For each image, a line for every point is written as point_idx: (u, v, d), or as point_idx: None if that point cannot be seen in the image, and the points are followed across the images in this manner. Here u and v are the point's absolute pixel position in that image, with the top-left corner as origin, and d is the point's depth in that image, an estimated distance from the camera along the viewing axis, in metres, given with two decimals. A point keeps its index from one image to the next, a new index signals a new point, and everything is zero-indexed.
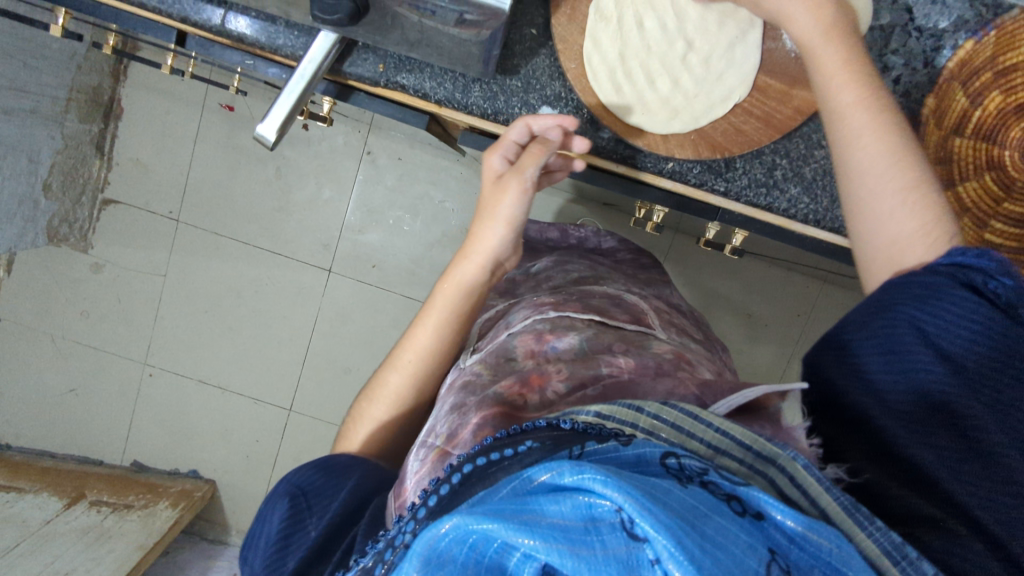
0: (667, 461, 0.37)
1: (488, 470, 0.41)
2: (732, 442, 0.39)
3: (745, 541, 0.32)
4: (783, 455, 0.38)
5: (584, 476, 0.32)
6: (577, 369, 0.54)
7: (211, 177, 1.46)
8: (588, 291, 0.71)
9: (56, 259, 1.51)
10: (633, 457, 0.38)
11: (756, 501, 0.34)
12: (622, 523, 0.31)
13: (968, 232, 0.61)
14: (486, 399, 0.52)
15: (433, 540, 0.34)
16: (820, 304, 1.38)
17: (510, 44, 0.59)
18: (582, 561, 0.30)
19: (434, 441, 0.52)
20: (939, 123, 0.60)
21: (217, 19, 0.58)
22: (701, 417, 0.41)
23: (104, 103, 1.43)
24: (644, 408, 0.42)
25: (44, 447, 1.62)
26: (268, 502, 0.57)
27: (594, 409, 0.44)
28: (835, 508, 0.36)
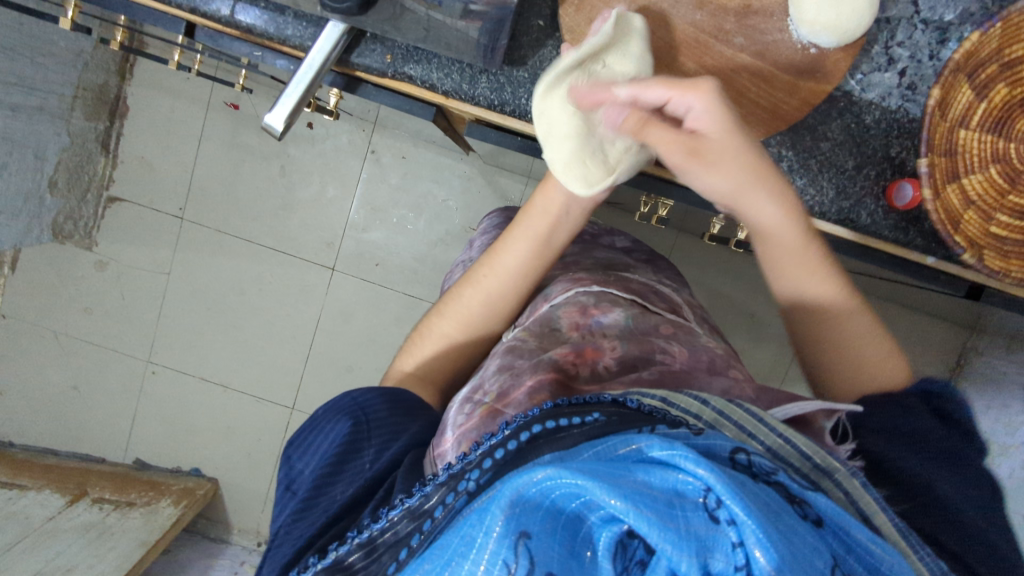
0: (736, 454, 0.32)
1: (554, 436, 0.36)
2: (793, 449, 0.35)
3: (817, 545, 0.28)
4: (843, 470, 0.34)
5: (675, 450, 0.29)
6: (632, 351, 0.52)
7: (216, 175, 1.47)
8: (624, 277, 0.67)
9: (61, 257, 1.51)
10: (702, 447, 0.32)
11: (826, 512, 0.30)
12: (706, 504, 0.27)
13: (973, 225, 0.60)
14: (542, 363, 0.49)
15: (519, 485, 0.29)
16: None
17: (517, 34, 0.58)
18: (671, 532, 0.26)
19: (483, 397, 0.47)
20: (946, 117, 0.59)
21: (227, 10, 0.59)
22: (766, 421, 0.36)
23: (110, 101, 1.44)
24: (710, 401, 0.38)
25: (47, 445, 1.62)
26: (324, 412, 0.52)
27: (658, 394, 0.40)
28: (893, 531, 0.33)
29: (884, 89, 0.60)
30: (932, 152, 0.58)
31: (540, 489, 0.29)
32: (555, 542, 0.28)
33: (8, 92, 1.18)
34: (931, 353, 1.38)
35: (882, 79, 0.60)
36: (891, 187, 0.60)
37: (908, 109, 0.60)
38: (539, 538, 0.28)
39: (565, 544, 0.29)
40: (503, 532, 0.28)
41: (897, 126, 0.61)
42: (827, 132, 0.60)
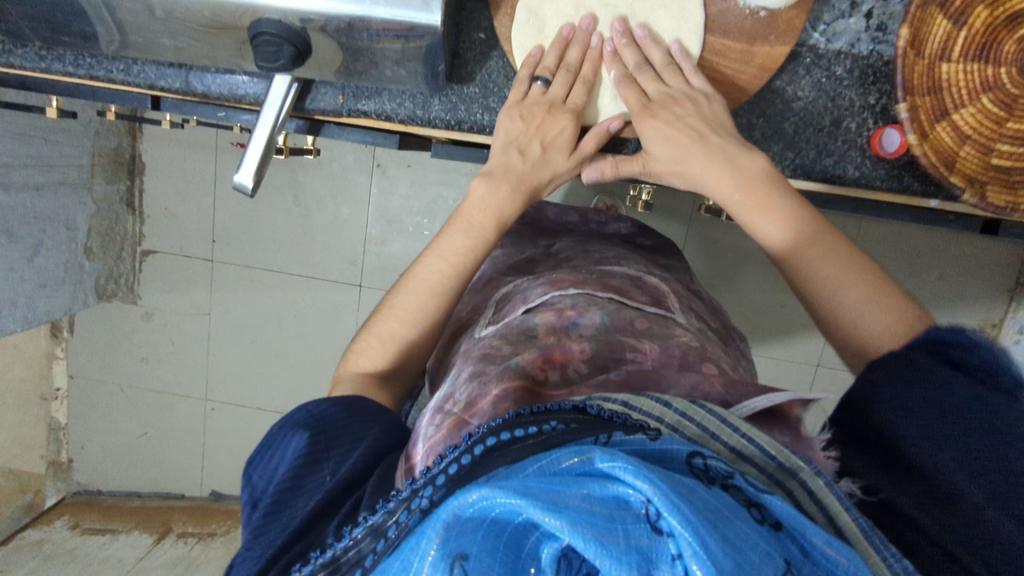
0: (692, 460, 0.35)
1: (507, 447, 0.38)
2: (757, 450, 0.37)
3: (763, 547, 0.31)
4: (806, 470, 0.36)
5: (616, 464, 0.32)
6: (601, 350, 0.52)
7: (235, 215, 1.52)
8: (607, 273, 0.67)
9: (110, 314, 1.61)
10: (657, 452, 0.35)
11: (781, 513, 0.33)
12: (647, 515, 0.30)
13: (971, 161, 0.57)
14: (507, 371, 0.49)
15: (459, 507, 0.32)
16: (859, 243, 1.32)
17: (461, 52, 0.59)
18: (604, 548, 0.29)
19: (451, 408, 0.48)
20: (922, 52, 0.55)
21: (182, 81, 0.61)
22: (730, 422, 0.38)
23: (127, 160, 1.50)
24: (671, 404, 0.40)
25: (131, 488, 1.74)
26: (279, 429, 0.53)
27: (620, 399, 0.41)
28: (855, 532, 0.35)
29: (851, 36, 0.57)
30: (910, 95, 0.54)
31: (478, 509, 0.32)
32: (495, 561, 0.31)
33: (28, 174, 1.25)
34: (986, 277, 1.30)
35: (847, 27, 0.57)
36: (876, 136, 0.58)
37: (882, 51, 0.57)
38: (478, 559, 0.31)
39: (507, 561, 0.31)
40: (439, 556, 0.32)
41: (873, 70, 0.58)
42: (797, 93, 0.58)
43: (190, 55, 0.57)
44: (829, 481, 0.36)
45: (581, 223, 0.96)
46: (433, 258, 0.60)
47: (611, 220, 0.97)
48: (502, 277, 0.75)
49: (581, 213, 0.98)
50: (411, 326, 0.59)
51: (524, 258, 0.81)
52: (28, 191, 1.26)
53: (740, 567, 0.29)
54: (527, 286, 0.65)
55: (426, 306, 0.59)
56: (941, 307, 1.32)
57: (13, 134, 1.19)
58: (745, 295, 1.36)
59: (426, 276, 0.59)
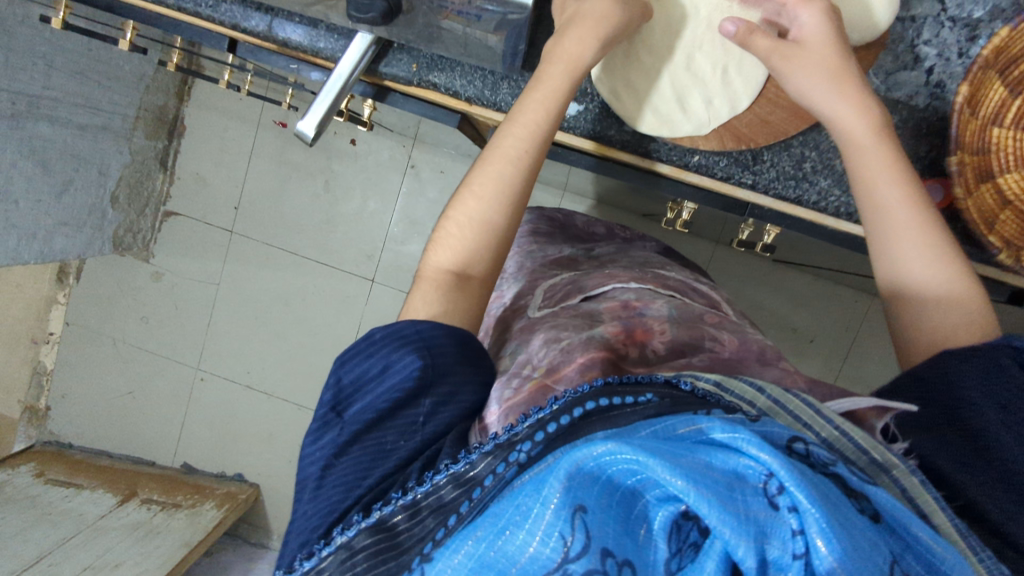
0: (794, 445, 0.31)
1: (606, 414, 0.36)
2: (851, 445, 0.35)
3: (871, 537, 0.28)
4: (900, 467, 0.35)
5: (737, 434, 0.29)
6: (681, 335, 0.51)
7: (264, 191, 1.53)
8: (663, 275, 0.68)
9: (121, 267, 1.61)
10: (760, 435, 0.31)
11: (881, 504, 0.30)
12: (766, 490, 0.27)
13: (1010, 225, 0.58)
14: (592, 339, 0.49)
15: (579, 459, 0.29)
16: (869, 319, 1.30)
17: (536, 43, 0.62)
18: (729, 516, 0.26)
19: (532, 372, 0.47)
20: (976, 112, 0.58)
21: (265, 26, 0.63)
22: (822, 413, 0.36)
23: (169, 121, 1.54)
24: (765, 390, 0.38)
25: (103, 447, 1.72)
26: (382, 336, 0.47)
27: (712, 378, 0.40)
28: (951, 529, 0.34)
29: (910, 88, 0.60)
30: (960, 151, 0.58)
31: (598, 464, 0.29)
32: (609, 518, 0.29)
33: (74, 113, 1.28)
34: None
35: (909, 78, 0.60)
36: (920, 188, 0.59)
37: (937, 107, 0.60)
38: (595, 514, 0.29)
39: (619, 520, 0.29)
40: (559, 505, 0.29)
41: (926, 124, 0.60)
42: None
43: (279, 1, 0.59)
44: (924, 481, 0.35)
45: (607, 236, 0.98)
46: (541, 91, 0.55)
47: (636, 236, 0.99)
48: (547, 270, 0.75)
49: (607, 226, 1.00)
50: (500, 203, 0.52)
51: (567, 255, 0.81)
52: (70, 130, 1.29)
53: (862, 558, 0.26)
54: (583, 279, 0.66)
55: (530, 149, 0.53)
56: None
57: (69, 72, 1.22)
58: None
59: (530, 115, 0.54)
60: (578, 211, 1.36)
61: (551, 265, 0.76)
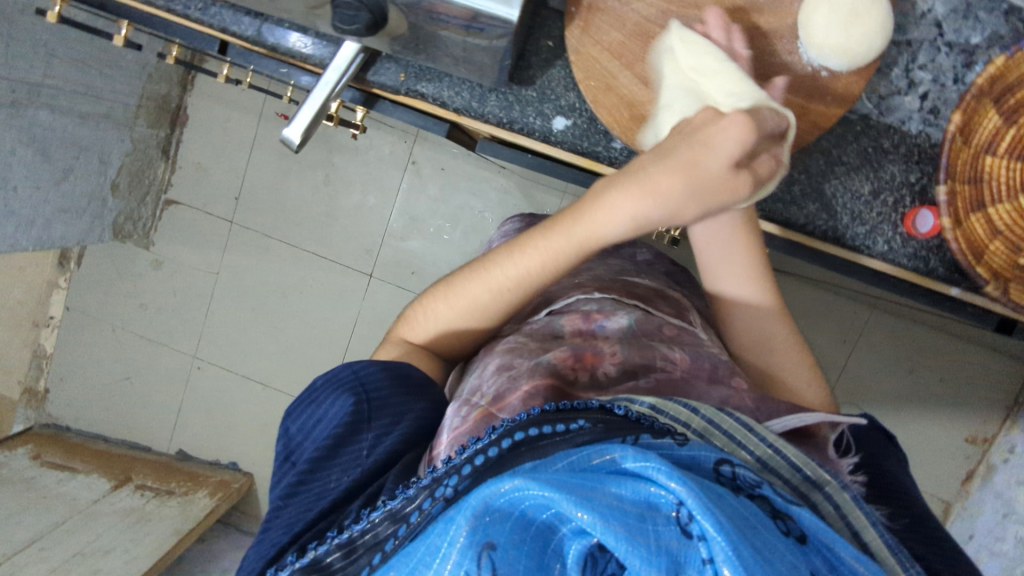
0: (720, 467, 0.37)
1: (537, 443, 0.39)
2: (784, 460, 0.42)
3: (788, 559, 0.32)
4: (832, 483, 0.41)
5: (648, 465, 0.34)
6: (633, 356, 0.53)
7: (264, 183, 1.53)
8: (631, 281, 0.68)
9: (121, 255, 1.62)
10: (686, 458, 0.37)
11: (807, 526, 0.35)
12: (677, 518, 0.32)
13: (998, 257, 0.58)
14: (540, 367, 0.50)
15: (488, 497, 0.34)
16: (868, 331, 1.28)
17: (527, 56, 0.62)
18: (635, 547, 0.30)
19: (479, 401, 0.49)
20: (968, 141, 0.57)
21: (255, 31, 0.63)
22: (755, 431, 0.42)
23: (172, 110, 1.53)
24: (699, 409, 0.43)
25: (100, 431, 1.73)
26: (323, 383, 0.55)
27: (648, 402, 0.44)
28: (877, 542, 0.40)
29: (904, 113, 0.60)
30: (952, 179, 0.57)
31: (510, 500, 0.33)
32: (521, 554, 0.33)
33: (75, 101, 1.28)
34: (994, 389, 1.25)
35: (902, 103, 0.60)
36: (911, 214, 0.59)
37: (930, 133, 0.60)
38: (505, 551, 0.33)
39: (535, 553, 0.33)
40: (467, 544, 0.33)
41: (918, 150, 0.60)
42: (843, 155, 0.60)
43: (270, 6, 0.59)
44: (854, 497, 0.41)
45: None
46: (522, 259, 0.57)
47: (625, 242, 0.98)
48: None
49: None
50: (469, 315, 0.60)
51: None
52: (71, 118, 1.29)
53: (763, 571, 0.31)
54: (554, 291, 0.67)
55: (507, 294, 0.58)
56: (944, 412, 1.28)
57: (70, 60, 1.22)
58: None
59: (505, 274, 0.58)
60: None
61: None
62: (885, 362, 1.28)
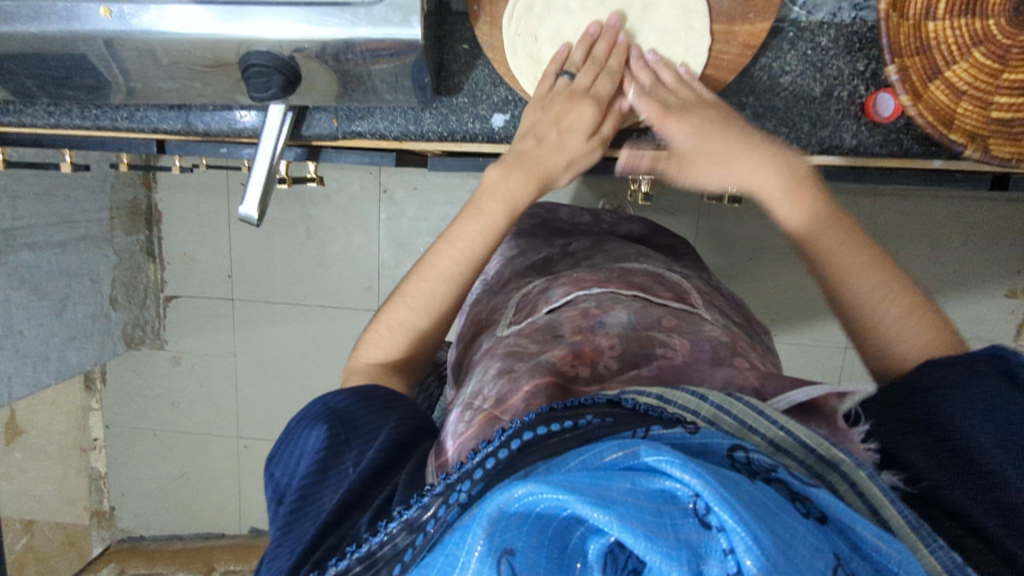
0: (734, 453, 0.33)
1: (545, 443, 0.37)
2: (795, 442, 0.36)
3: (812, 542, 0.29)
4: (847, 462, 0.35)
5: (661, 457, 0.29)
6: (631, 347, 0.52)
7: (251, 253, 1.54)
8: (628, 270, 0.67)
9: (140, 361, 1.65)
10: (698, 446, 0.34)
11: (828, 507, 0.31)
12: (695, 510, 0.28)
13: (970, 116, 0.57)
14: (539, 367, 0.49)
15: (502, 503, 0.30)
16: (874, 220, 1.26)
17: (447, 65, 0.62)
18: (657, 545, 0.27)
19: (482, 404, 0.48)
20: (905, 14, 0.55)
21: (183, 122, 0.63)
22: (764, 413, 0.37)
23: (144, 212, 1.53)
24: (708, 397, 0.39)
25: (173, 532, 1.77)
26: (298, 422, 0.54)
27: (654, 391, 0.40)
28: (902, 524, 0.34)
29: (832, 6, 0.58)
30: (900, 57, 0.55)
31: (523, 504, 0.29)
32: (540, 558, 0.30)
33: (51, 232, 1.30)
34: (1015, 239, 1.22)
35: None
36: (870, 101, 0.58)
37: (865, 17, 0.58)
38: (523, 555, 0.30)
39: (550, 558, 0.30)
40: (485, 552, 0.30)
41: (858, 37, 0.59)
42: (784, 66, 0.59)
43: (187, 95, 0.60)
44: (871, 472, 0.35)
45: (595, 225, 0.98)
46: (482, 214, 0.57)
47: (621, 220, 1.00)
48: (523, 275, 0.75)
49: (593, 214, 1.01)
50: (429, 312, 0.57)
51: (543, 257, 0.81)
52: (51, 249, 1.31)
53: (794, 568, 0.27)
54: (549, 286, 0.66)
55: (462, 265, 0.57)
56: (973, 276, 1.25)
57: (35, 195, 1.25)
58: (765, 285, 1.32)
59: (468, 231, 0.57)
60: (555, 193, 1.35)
61: (526, 272, 0.76)
62: (900, 245, 1.26)
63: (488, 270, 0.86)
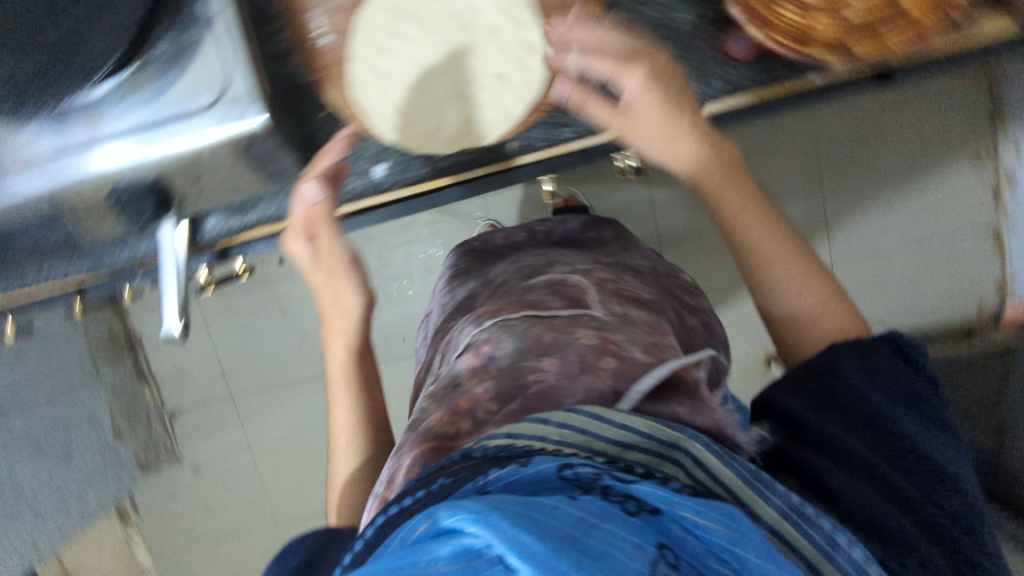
0: (563, 472, 0.36)
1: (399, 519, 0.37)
2: (640, 436, 0.41)
3: (631, 542, 0.31)
4: (684, 437, 0.41)
5: (461, 516, 0.30)
6: (504, 384, 0.50)
7: (236, 346, 1.55)
8: (528, 288, 0.65)
9: (163, 482, 1.63)
10: (532, 478, 0.36)
11: (644, 497, 0.35)
12: (498, 558, 0.29)
13: (824, 30, 0.66)
14: (417, 437, 0.49)
15: None
16: (818, 134, 1.27)
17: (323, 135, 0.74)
18: None
19: (378, 490, 0.49)
20: None
21: (91, 265, 0.77)
22: (605, 417, 0.41)
23: (123, 339, 1.52)
24: (550, 419, 0.41)
25: None
26: None
27: (504, 431, 0.41)
28: (731, 475, 0.39)
29: None
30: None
31: None
32: None
33: None
34: (950, 116, 1.23)
35: None
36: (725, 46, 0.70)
37: None
38: None
39: None
40: None
41: None
42: (627, 36, 0.68)
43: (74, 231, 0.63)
44: (709, 444, 0.41)
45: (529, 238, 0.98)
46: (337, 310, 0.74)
47: (555, 225, 1.00)
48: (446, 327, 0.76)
49: (527, 228, 1.00)
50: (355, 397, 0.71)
51: (467, 294, 0.81)
52: None
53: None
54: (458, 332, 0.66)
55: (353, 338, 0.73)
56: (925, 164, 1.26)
57: None
58: None
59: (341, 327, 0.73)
60: (504, 200, 1.36)
61: (451, 318, 0.78)
62: (847, 150, 1.27)
63: (428, 325, 0.88)
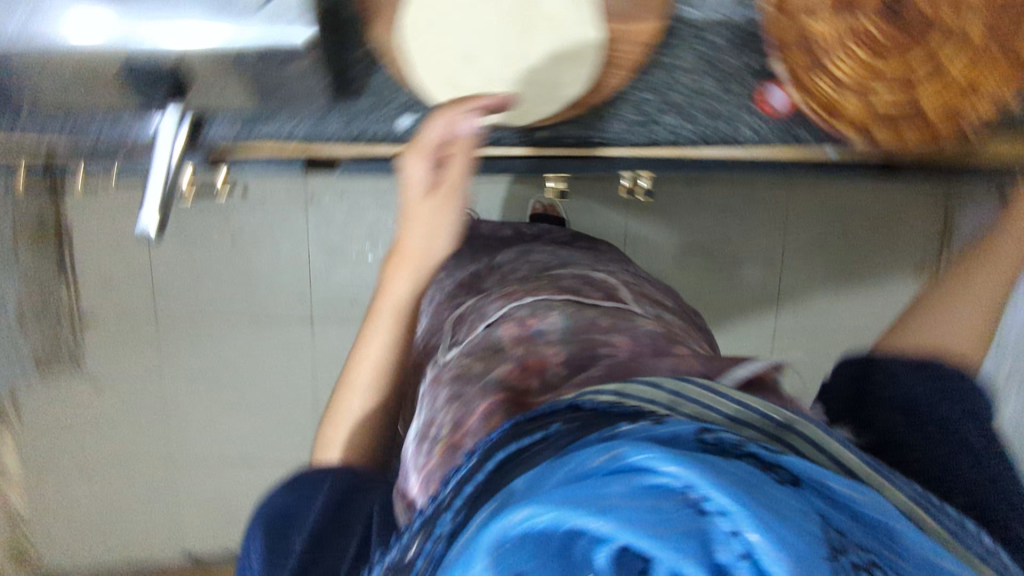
0: (701, 436, 0.32)
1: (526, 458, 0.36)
2: (751, 414, 0.36)
3: (799, 507, 0.28)
4: (799, 419, 0.36)
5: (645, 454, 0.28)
6: (575, 351, 0.52)
7: (177, 266, 1.47)
8: (557, 276, 0.70)
9: (54, 389, 1.52)
10: (667, 436, 0.31)
11: (800, 471, 0.31)
12: (689, 502, 0.26)
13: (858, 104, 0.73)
14: (486, 387, 0.50)
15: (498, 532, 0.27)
16: (792, 208, 1.34)
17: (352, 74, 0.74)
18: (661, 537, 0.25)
19: (439, 433, 0.50)
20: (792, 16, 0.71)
21: (70, 133, 0.76)
22: (717, 391, 0.38)
23: (53, 232, 1.39)
24: (663, 384, 0.38)
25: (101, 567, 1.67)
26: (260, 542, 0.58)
27: (612, 387, 0.39)
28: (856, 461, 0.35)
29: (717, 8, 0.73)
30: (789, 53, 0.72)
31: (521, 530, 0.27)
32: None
33: None
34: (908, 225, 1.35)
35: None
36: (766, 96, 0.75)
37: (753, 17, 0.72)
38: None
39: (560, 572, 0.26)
40: None
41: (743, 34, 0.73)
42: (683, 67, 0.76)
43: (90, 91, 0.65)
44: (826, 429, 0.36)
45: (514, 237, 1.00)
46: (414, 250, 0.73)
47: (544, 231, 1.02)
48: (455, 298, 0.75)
49: (514, 227, 1.03)
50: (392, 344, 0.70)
51: (469, 273, 0.82)
52: None
53: (798, 539, 0.26)
54: (486, 299, 0.68)
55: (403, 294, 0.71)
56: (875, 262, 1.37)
57: None
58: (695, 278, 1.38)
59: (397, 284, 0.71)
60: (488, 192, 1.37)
61: (456, 293, 0.77)
62: (812, 228, 1.35)
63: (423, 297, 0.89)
